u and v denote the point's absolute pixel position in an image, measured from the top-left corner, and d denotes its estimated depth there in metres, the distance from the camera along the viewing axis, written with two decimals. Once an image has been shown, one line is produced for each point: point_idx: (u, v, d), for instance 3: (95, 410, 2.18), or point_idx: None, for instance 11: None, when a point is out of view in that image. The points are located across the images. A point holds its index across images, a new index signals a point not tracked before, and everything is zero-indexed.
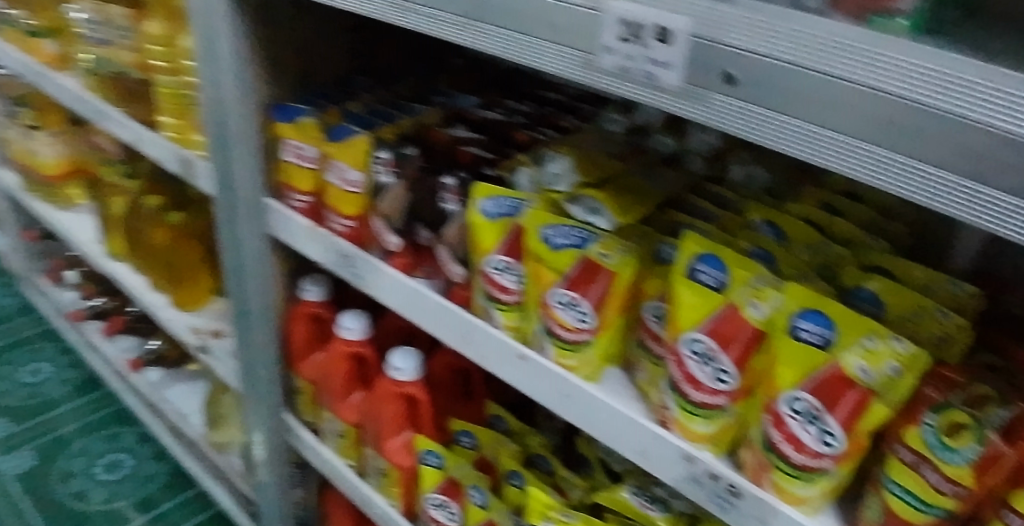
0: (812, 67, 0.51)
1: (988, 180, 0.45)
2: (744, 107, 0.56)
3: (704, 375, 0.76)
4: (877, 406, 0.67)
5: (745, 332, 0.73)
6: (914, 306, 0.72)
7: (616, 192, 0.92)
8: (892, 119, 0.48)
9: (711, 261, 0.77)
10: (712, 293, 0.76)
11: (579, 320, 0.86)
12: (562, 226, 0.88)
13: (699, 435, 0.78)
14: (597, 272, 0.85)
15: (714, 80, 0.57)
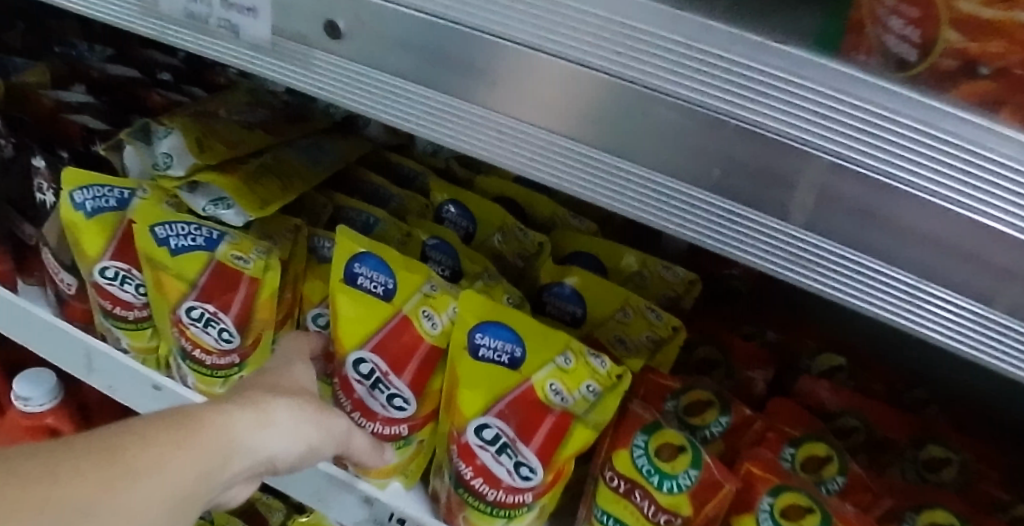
0: (443, 18, 0.38)
1: (687, 172, 0.35)
2: (368, 73, 0.41)
3: (375, 401, 0.63)
4: (579, 429, 0.57)
5: (420, 347, 0.61)
6: (620, 302, 0.64)
7: (245, 173, 0.66)
8: (563, 90, 0.36)
9: (372, 262, 0.62)
10: (380, 304, 0.62)
11: (222, 339, 0.66)
12: (177, 222, 0.65)
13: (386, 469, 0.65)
14: (236, 279, 0.65)
15: (318, 32, 0.42)
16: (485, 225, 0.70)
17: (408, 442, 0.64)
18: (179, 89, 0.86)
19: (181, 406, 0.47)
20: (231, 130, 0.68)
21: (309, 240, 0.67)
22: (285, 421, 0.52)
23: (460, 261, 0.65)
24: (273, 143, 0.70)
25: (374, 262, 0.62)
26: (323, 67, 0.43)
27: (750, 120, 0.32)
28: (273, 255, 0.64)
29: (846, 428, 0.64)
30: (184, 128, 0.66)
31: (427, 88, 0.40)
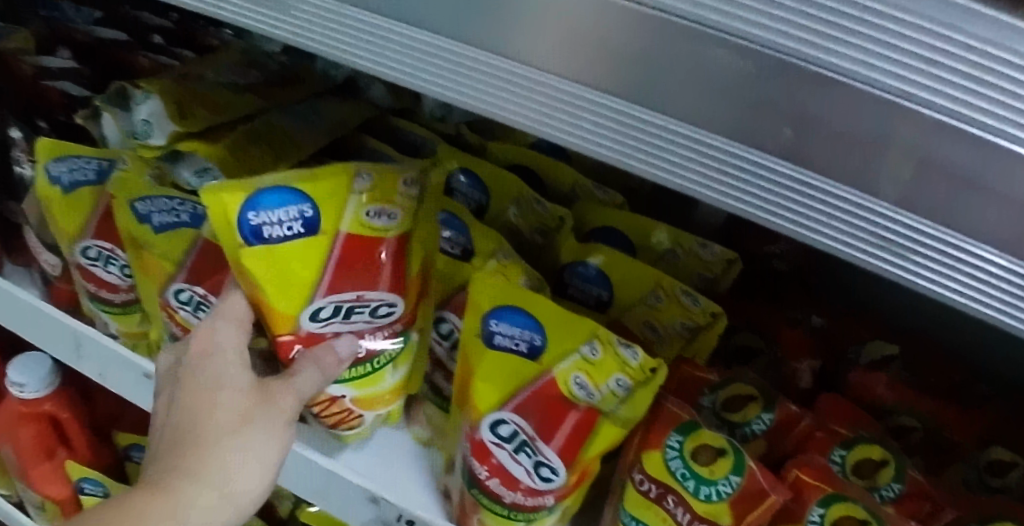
0: None
1: (749, 136, 0.29)
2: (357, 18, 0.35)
3: (349, 329, 0.55)
4: (605, 426, 0.51)
5: (375, 244, 0.55)
6: (653, 284, 0.56)
7: (230, 142, 0.60)
8: (601, 33, 0.29)
9: (268, 199, 0.51)
10: (307, 239, 0.53)
11: None
12: (160, 197, 0.60)
13: (382, 398, 0.58)
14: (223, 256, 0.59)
15: None
16: (500, 197, 0.63)
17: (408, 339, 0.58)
18: (167, 51, 0.78)
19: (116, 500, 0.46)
20: (218, 92, 0.63)
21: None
22: (233, 463, 0.47)
23: (472, 236, 0.59)
24: (265, 108, 0.64)
25: (271, 199, 0.52)
26: (315, 14, 0.36)
27: (829, 66, 0.26)
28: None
29: (902, 427, 0.58)
30: (162, 91, 0.60)
31: (435, 35, 0.33)
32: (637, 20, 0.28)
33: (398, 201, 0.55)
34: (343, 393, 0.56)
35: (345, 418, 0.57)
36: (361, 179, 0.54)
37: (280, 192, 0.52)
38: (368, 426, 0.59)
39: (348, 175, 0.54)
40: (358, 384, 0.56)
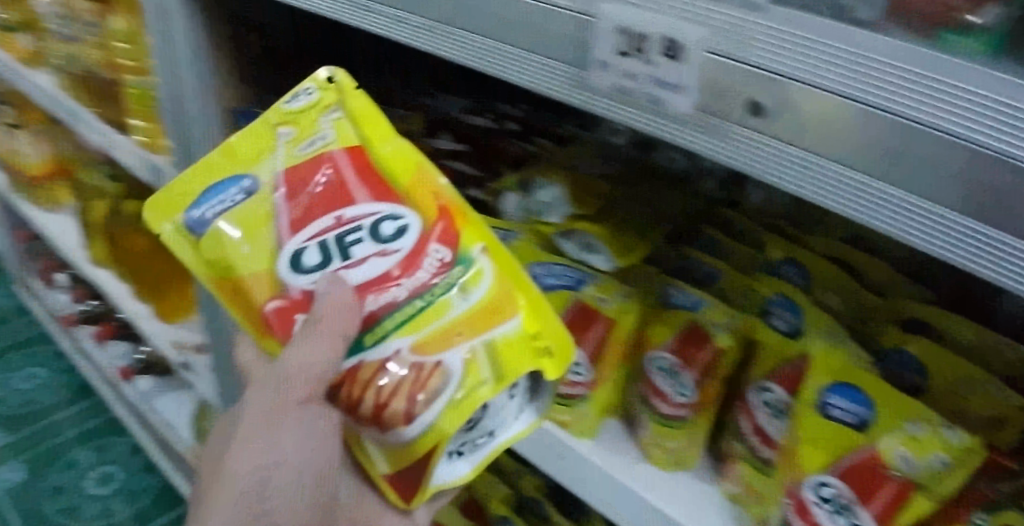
0: (748, 63, 0.38)
1: (1008, 226, 0.31)
2: (692, 120, 0.42)
3: (378, 253, 0.51)
4: (919, 504, 0.51)
5: (324, 160, 0.54)
6: (964, 376, 0.54)
7: (614, 222, 0.61)
8: (881, 140, 0.34)
9: (214, 191, 0.55)
10: (252, 198, 0.54)
11: (574, 374, 0.63)
12: (554, 262, 0.61)
13: (454, 332, 0.50)
14: (593, 318, 0.61)
15: (609, 50, 0.44)
16: (822, 281, 0.63)
17: (466, 262, 0.51)
18: None
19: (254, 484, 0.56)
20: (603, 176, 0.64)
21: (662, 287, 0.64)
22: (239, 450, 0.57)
23: (805, 316, 0.60)
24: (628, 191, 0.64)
25: (215, 190, 0.55)
26: (672, 115, 0.43)
27: None
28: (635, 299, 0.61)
29: None
30: (562, 179, 0.62)
31: (751, 130, 0.39)
32: (906, 128, 0.33)
33: (327, 126, 0.55)
34: (397, 347, 0.49)
35: (423, 379, 0.48)
36: (296, 99, 0.56)
37: (226, 179, 0.55)
38: (451, 398, 0.48)
39: (271, 131, 0.56)
40: (412, 325, 0.50)
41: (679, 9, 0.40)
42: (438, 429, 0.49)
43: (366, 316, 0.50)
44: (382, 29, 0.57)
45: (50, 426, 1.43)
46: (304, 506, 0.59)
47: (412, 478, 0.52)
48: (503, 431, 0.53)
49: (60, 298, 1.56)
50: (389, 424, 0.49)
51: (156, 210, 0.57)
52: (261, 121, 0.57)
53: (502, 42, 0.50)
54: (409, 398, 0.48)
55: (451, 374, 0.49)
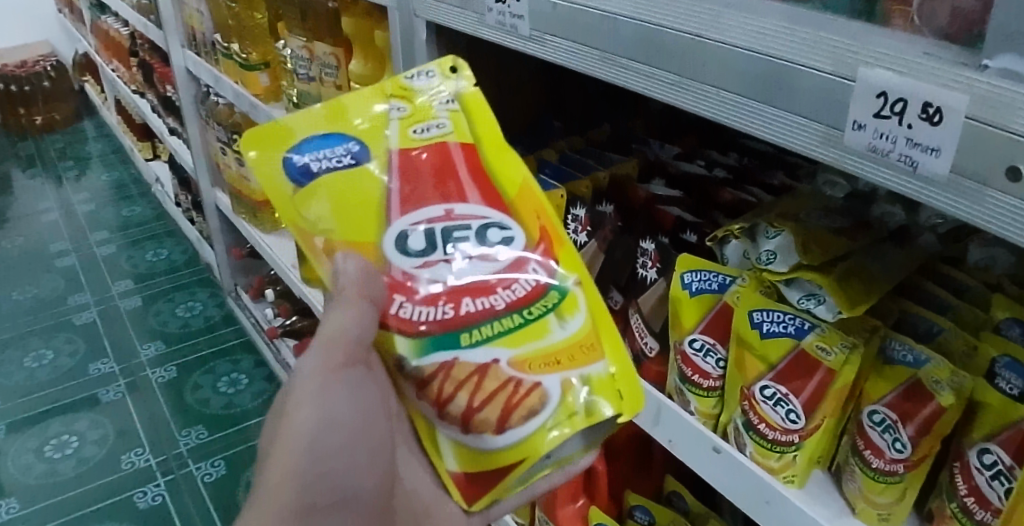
0: (1008, 129, 0.38)
1: None
2: (949, 180, 0.42)
3: (484, 258, 0.60)
4: None
5: (437, 148, 0.65)
6: None
7: (840, 272, 0.63)
8: None
9: (319, 144, 0.63)
10: (360, 165, 0.63)
11: (788, 420, 0.65)
12: (775, 309, 0.65)
13: (546, 354, 0.58)
14: (815, 367, 0.63)
15: (873, 105, 0.44)
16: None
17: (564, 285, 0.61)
18: None
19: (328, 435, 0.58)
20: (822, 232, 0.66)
21: (883, 342, 0.65)
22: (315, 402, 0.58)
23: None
24: (851, 248, 0.66)
25: (319, 143, 0.63)
26: (927, 178, 0.44)
27: None
28: (858, 351, 0.62)
29: None
30: (792, 227, 0.65)
31: (1003, 193, 0.40)
32: None
33: (442, 115, 0.67)
34: (496, 357, 0.57)
35: (518, 399, 0.56)
36: (416, 80, 0.68)
37: (332, 136, 0.64)
38: (546, 422, 0.56)
39: (385, 101, 0.67)
40: (518, 339, 0.58)
41: (945, 73, 0.41)
42: (526, 440, 0.56)
43: (468, 317, 0.58)
44: (628, 82, 0.60)
45: (242, 432, 1.57)
46: (360, 457, 0.60)
47: (488, 479, 0.58)
48: (559, 452, 0.58)
49: (266, 311, 1.75)
50: (482, 423, 0.57)
51: (257, 142, 0.64)
52: (379, 88, 0.68)
53: (749, 97, 0.51)
54: (502, 411, 0.56)
55: (547, 400, 0.56)
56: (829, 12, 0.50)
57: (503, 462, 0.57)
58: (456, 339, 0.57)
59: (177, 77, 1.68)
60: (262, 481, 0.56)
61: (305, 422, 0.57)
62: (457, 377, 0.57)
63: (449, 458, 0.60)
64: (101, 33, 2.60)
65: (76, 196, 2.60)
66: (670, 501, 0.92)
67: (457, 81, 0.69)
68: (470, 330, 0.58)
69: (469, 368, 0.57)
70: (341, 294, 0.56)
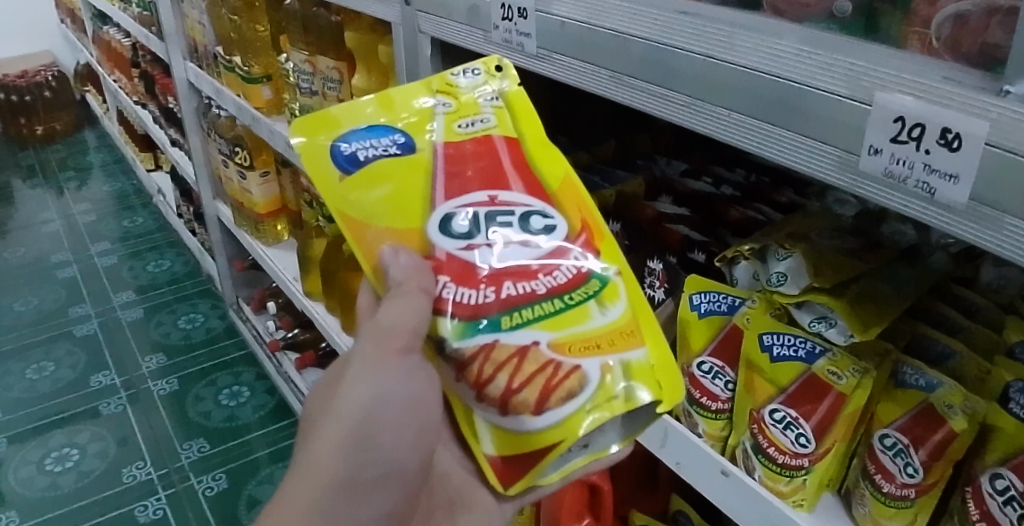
0: None
1: None
2: (970, 206, 0.41)
3: (523, 243, 0.56)
4: None
5: (481, 141, 0.61)
6: None
7: (852, 295, 0.62)
8: None
9: (366, 134, 0.60)
10: (405, 156, 0.59)
11: (797, 444, 0.64)
12: (785, 332, 0.65)
13: (595, 338, 0.53)
14: (826, 391, 0.63)
15: (891, 129, 0.43)
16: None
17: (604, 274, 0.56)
18: None
19: (372, 414, 0.54)
20: (834, 254, 0.65)
21: (895, 366, 0.64)
22: (359, 383, 0.54)
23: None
24: (864, 270, 0.65)
25: (367, 133, 0.60)
26: (945, 205, 0.43)
27: None
28: (869, 375, 0.62)
29: None
30: (802, 250, 0.65)
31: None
32: None
33: (487, 111, 0.63)
34: (534, 340, 0.52)
35: (557, 381, 0.51)
36: (462, 77, 0.64)
37: (375, 127, 0.60)
38: (585, 404, 0.51)
39: (430, 95, 0.63)
40: (557, 324, 0.53)
41: (963, 99, 0.40)
42: (565, 421, 0.50)
43: (506, 301, 0.53)
44: (638, 102, 0.60)
45: (243, 445, 1.55)
46: (411, 436, 0.56)
47: (523, 464, 0.53)
48: (597, 442, 0.54)
49: (267, 324, 1.74)
50: (519, 405, 0.51)
51: (303, 130, 0.60)
52: (424, 84, 0.63)
53: (763, 119, 0.50)
54: (539, 393, 0.51)
55: (587, 382, 0.51)
56: (842, 33, 0.49)
57: (539, 446, 0.51)
58: (495, 322, 0.53)
59: (178, 89, 1.67)
60: (311, 442, 0.54)
61: (357, 400, 0.54)
62: (496, 359, 0.52)
63: (485, 443, 0.54)
64: (103, 44, 2.60)
65: (78, 207, 2.59)
66: (675, 521, 0.91)
67: (501, 81, 0.65)
68: (508, 314, 0.53)
69: (509, 350, 0.52)
70: (399, 288, 0.52)
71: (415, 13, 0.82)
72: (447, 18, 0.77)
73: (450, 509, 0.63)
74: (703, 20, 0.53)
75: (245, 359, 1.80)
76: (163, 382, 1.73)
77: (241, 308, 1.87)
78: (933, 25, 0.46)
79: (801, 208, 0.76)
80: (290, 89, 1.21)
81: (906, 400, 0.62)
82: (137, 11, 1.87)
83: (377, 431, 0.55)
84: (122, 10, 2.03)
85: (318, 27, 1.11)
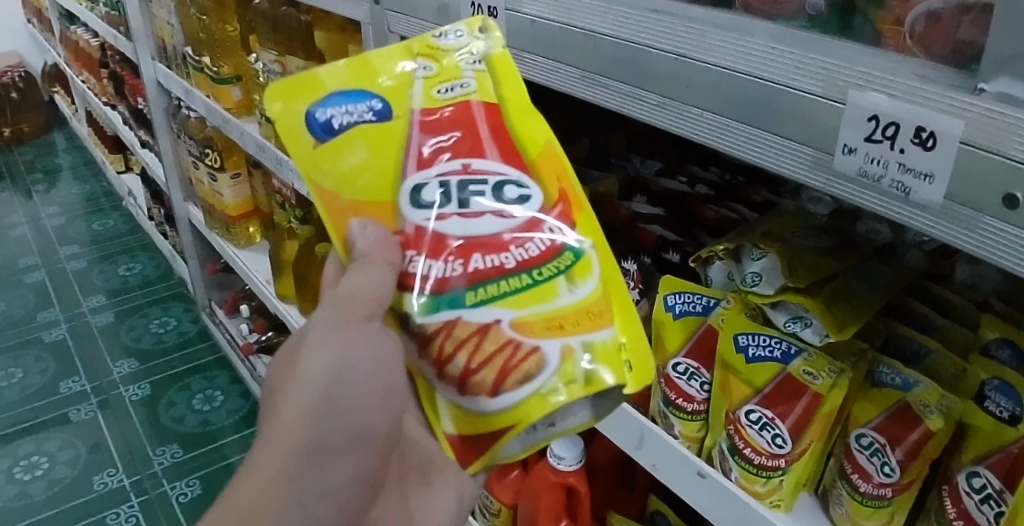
0: (1004, 153, 0.37)
1: None
2: (945, 206, 0.41)
3: (495, 213, 0.54)
4: None
5: (459, 109, 0.57)
6: None
7: (827, 295, 0.62)
8: None
9: (344, 98, 0.56)
10: (380, 123, 0.56)
11: (774, 445, 0.64)
12: (760, 332, 0.65)
13: (562, 317, 0.52)
14: (802, 391, 0.63)
15: (866, 128, 0.42)
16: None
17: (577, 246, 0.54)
18: None
19: (339, 378, 0.52)
20: (809, 253, 0.65)
21: (871, 365, 0.64)
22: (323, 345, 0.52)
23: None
24: (839, 268, 0.65)
25: (345, 98, 0.56)
26: (920, 204, 0.42)
27: None
28: (846, 375, 0.61)
29: None
30: (777, 249, 0.64)
31: (1001, 220, 0.38)
32: None
33: (468, 75, 0.59)
34: (497, 318, 0.51)
35: (515, 363, 0.50)
36: (444, 38, 0.60)
37: (350, 91, 0.57)
38: (542, 385, 0.50)
39: (409, 57, 0.59)
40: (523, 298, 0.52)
41: (936, 97, 0.40)
42: (519, 405, 0.50)
43: (473, 275, 0.52)
44: (610, 101, 0.59)
45: (217, 450, 1.53)
46: (381, 400, 0.54)
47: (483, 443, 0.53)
48: (563, 421, 0.52)
49: (241, 327, 1.72)
50: (476, 385, 0.51)
51: (280, 96, 0.57)
52: (403, 44, 0.60)
53: (736, 119, 0.50)
54: (496, 374, 0.50)
55: (545, 364, 0.50)
56: (815, 31, 0.49)
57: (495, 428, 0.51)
58: (459, 299, 0.52)
59: (147, 90, 1.64)
60: (275, 410, 0.51)
61: (321, 364, 0.51)
62: (456, 337, 0.51)
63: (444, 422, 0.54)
64: (71, 44, 2.56)
65: (47, 209, 2.55)
66: (652, 521, 0.91)
67: (484, 40, 0.60)
68: (474, 290, 0.52)
69: (470, 328, 0.51)
70: (365, 259, 0.51)
71: (384, 12, 0.80)
72: (416, 17, 0.76)
73: (424, 474, 0.63)
74: (675, 18, 0.52)
75: (219, 363, 1.77)
76: (135, 387, 1.70)
77: (215, 311, 1.84)
78: (908, 23, 0.46)
79: (774, 207, 0.76)
80: (260, 90, 1.19)
81: (882, 400, 0.62)
82: (105, 10, 1.84)
83: (345, 397, 0.52)
84: (89, 9, 1.99)
85: (286, 26, 1.09)
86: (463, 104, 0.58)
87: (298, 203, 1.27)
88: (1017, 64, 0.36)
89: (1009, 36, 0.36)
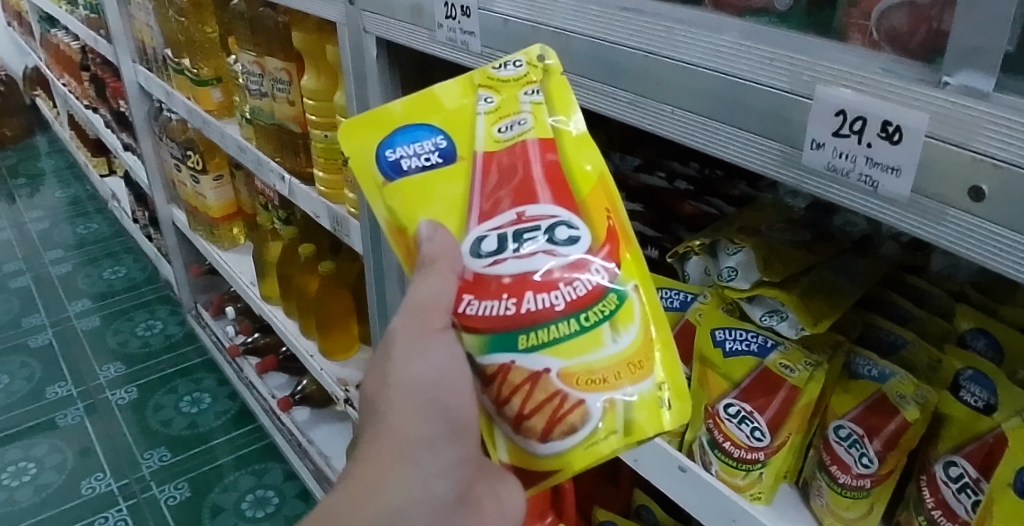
0: (965, 146, 0.38)
1: None
2: (914, 202, 0.41)
3: (548, 252, 0.49)
4: None
5: (518, 151, 0.52)
6: None
7: (802, 288, 0.63)
8: None
9: (403, 135, 0.52)
10: (447, 169, 0.52)
11: (752, 438, 0.65)
12: (737, 327, 0.66)
13: (610, 365, 0.48)
14: (778, 384, 0.64)
15: (831, 122, 0.43)
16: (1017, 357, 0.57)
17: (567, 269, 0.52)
18: None
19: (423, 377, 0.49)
20: (785, 248, 0.66)
21: (847, 357, 0.64)
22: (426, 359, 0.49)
23: (998, 394, 0.54)
24: (814, 261, 0.66)
25: (407, 136, 0.52)
26: (887, 197, 0.42)
27: None
28: (821, 368, 0.63)
29: None
30: (752, 243, 0.65)
31: (968, 212, 0.39)
32: None
33: (526, 109, 0.53)
34: (545, 367, 0.48)
35: (562, 413, 0.48)
36: (503, 68, 0.54)
37: (416, 129, 0.53)
38: (586, 441, 0.48)
39: (473, 91, 0.54)
40: (620, 322, 0.49)
41: (900, 92, 0.40)
42: (573, 453, 0.48)
43: (524, 316, 0.48)
44: (585, 101, 0.59)
45: (207, 451, 1.53)
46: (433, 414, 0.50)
47: (538, 481, 0.50)
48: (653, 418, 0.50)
49: (228, 329, 1.73)
50: (525, 430, 0.49)
51: (353, 130, 0.54)
52: (464, 78, 0.54)
53: (705, 116, 0.50)
54: (545, 422, 0.48)
55: (588, 419, 0.48)
56: (782, 26, 0.49)
57: (543, 469, 0.49)
58: (512, 341, 0.48)
59: (128, 92, 1.63)
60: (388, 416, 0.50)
61: (415, 375, 0.50)
62: (511, 382, 0.49)
63: (497, 450, 0.51)
64: (52, 48, 2.55)
65: (31, 214, 2.53)
66: (638, 516, 0.93)
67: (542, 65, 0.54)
68: (525, 338, 0.48)
69: (523, 374, 0.48)
70: (431, 265, 0.49)
71: (359, 13, 0.80)
72: (391, 17, 0.76)
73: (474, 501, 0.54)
74: (645, 15, 0.52)
75: (205, 365, 1.77)
76: (119, 393, 1.69)
77: (201, 313, 1.84)
78: (873, 14, 0.45)
79: (750, 202, 0.77)
80: (240, 91, 1.20)
81: (857, 393, 0.63)
82: (85, 13, 1.83)
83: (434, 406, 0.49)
84: (66, 12, 1.99)
85: (265, 27, 1.10)
86: (542, 143, 0.52)
87: (281, 203, 1.33)
88: (979, 58, 0.37)
89: (971, 29, 0.36)
